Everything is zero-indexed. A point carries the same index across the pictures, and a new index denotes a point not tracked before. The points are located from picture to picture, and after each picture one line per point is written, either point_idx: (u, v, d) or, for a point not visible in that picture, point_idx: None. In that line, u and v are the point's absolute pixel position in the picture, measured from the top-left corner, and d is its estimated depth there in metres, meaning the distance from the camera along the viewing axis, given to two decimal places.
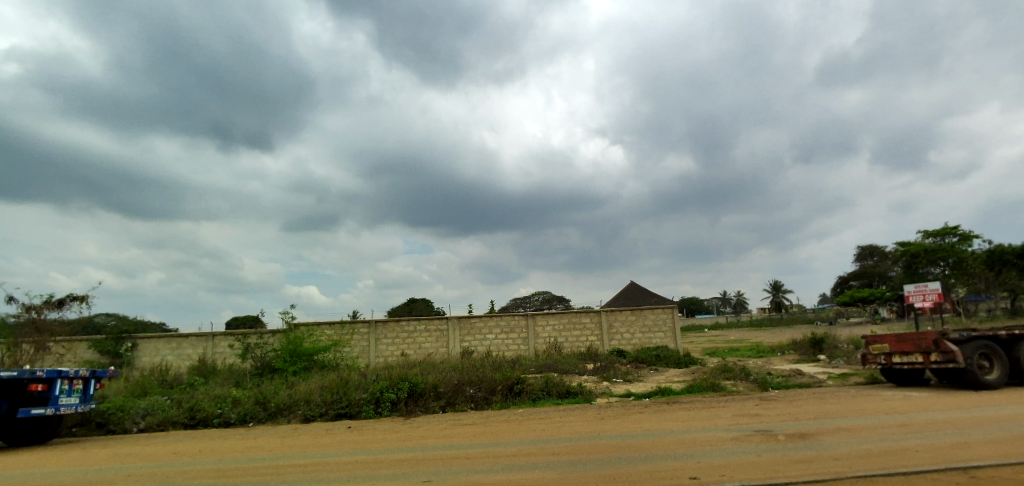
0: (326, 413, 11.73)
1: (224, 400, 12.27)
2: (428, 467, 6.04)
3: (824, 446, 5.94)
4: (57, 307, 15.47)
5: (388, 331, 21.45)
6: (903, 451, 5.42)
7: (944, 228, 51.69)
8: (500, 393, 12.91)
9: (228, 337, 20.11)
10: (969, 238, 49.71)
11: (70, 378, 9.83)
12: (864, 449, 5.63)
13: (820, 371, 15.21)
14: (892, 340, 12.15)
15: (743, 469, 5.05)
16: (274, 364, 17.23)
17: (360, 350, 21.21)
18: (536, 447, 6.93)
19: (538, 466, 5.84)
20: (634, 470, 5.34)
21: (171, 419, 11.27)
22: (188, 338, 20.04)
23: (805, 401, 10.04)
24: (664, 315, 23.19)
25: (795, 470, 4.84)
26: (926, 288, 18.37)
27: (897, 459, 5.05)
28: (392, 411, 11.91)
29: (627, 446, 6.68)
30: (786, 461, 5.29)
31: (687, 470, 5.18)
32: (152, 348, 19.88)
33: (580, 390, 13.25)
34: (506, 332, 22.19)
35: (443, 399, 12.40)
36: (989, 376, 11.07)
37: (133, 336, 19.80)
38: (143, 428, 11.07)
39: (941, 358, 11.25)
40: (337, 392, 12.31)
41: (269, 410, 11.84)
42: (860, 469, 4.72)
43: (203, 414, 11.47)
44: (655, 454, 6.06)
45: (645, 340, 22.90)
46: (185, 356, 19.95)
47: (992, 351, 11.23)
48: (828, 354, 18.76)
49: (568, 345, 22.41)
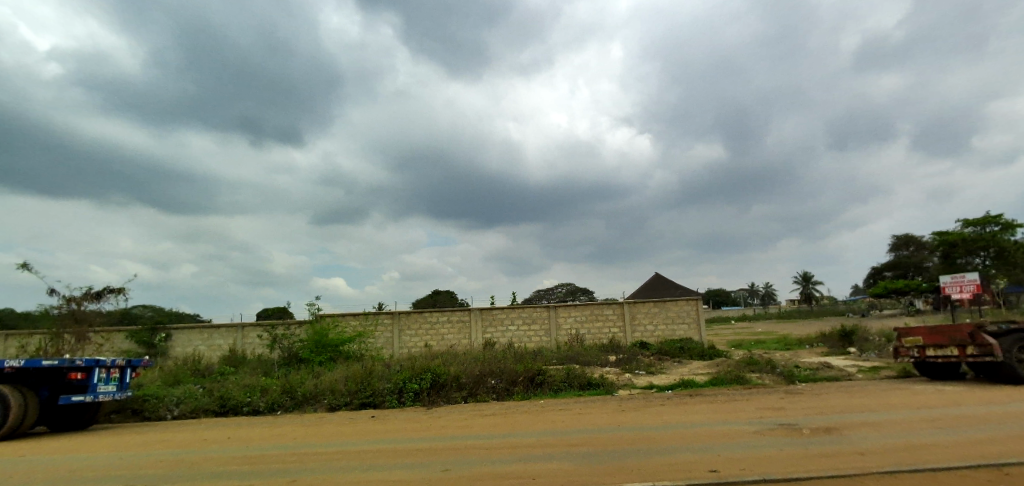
0: (351, 402, 11.97)
1: (253, 389, 12.65)
2: (446, 457, 6.09)
3: (850, 441, 5.76)
4: (95, 299, 16.15)
5: (410, 322, 21.74)
6: (935, 447, 5.25)
7: (985, 216, 49.36)
8: (521, 384, 12.99)
9: (256, 328, 20.70)
10: (1011, 227, 47.37)
11: (107, 367, 10.23)
12: (891, 445, 5.48)
13: (850, 364, 14.76)
14: (925, 332, 11.68)
15: (761, 463, 4.97)
16: (300, 354, 17.68)
17: (384, 341, 21.57)
18: (555, 439, 6.94)
19: (556, 457, 5.86)
20: (651, 463, 5.33)
21: (202, 407, 11.68)
22: (219, 329, 20.72)
23: (833, 395, 9.76)
24: (688, 306, 22.83)
25: (818, 466, 4.74)
26: (964, 278, 17.41)
27: (928, 455, 4.90)
28: (414, 401, 12.08)
29: (646, 438, 6.68)
30: (811, 455, 5.20)
31: (706, 464, 5.12)
32: (185, 339, 20.60)
33: (601, 382, 13.26)
34: (527, 323, 22.24)
35: (464, 390, 12.51)
36: None
37: (167, 327, 20.59)
38: (176, 415, 11.49)
39: (978, 352, 10.76)
40: (361, 381, 12.58)
41: (295, 399, 12.17)
42: (884, 465, 4.59)
43: (232, 403, 11.84)
44: (673, 446, 6.04)
45: (668, 331, 22.62)
46: (216, 347, 20.63)
47: None
48: (858, 347, 18.19)
49: (590, 337, 22.31)
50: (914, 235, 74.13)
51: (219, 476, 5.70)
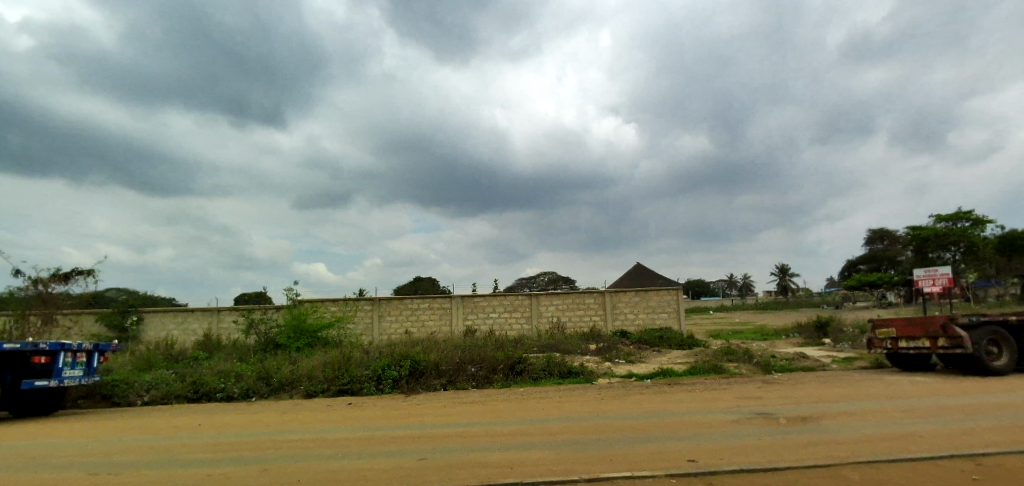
0: (328, 389, 11.78)
1: (227, 375, 12.36)
2: (424, 445, 6.00)
3: (826, 431, 5.81)
4: (62, 281, 15.58)
5: (391, 308, 21.52)
6: (909, 437, 5.31)
7: (956, 212, 50.76)
8: (502, 371, 12.95)
9: (232, 313, 20.28)
10: (982, 224, 48.83)
11: (73, 352, 9.85)
12: (867, 434, 5.54)
13: (825, 354, 15.08)
14: (899, 325, 11.93)
15: (740, 452, 4.97)
16: (278, 340, 17.37)
17: (364, 328, 21.34)
18: (534, 427, 6.88)
19: (536, 445, 5.81)
20: (630, 451, 5.30)
21: (174, 393, 11.37)
22: (194, 313, 20.24)
23: (809, 384, 9.90)
24: (669, 296, 23.04)
25: (797, 455, 4.75)
26: (936, 272, 17.86)
27: (903, 444, 4.95)
28: (393, 388, 11.95)
29: (625, 426, 6.67)
30: (788, 444, 5.22)
31: (685, 453, 5.09)
32: (158, 323, 20.07)
33: (581, 370, 13.29)
34: (508, 311, 22.21)
35: (444, 377, 12.41)
36: (998, 362, 10.84)
37: (139, 310, 20.03)
38: (147, 401, 11.17)
39: (948, 344, 11.04)
40: (339, 368, 12.38)
41: (271, 386, 11.94)
42: (862, 455, 4.61)
43: (206, 389, 11.54)
44: (652, 435, 6.02)
45: (648, 320, 22.82)
46: (191, 331, 20.16)
47: (1001, 337, 10.97)
48: (833, 337, 18.60)
49: (571, 325, 22.40)
50: (889, 229, 75.93)
51: (186, 465, 5.48)
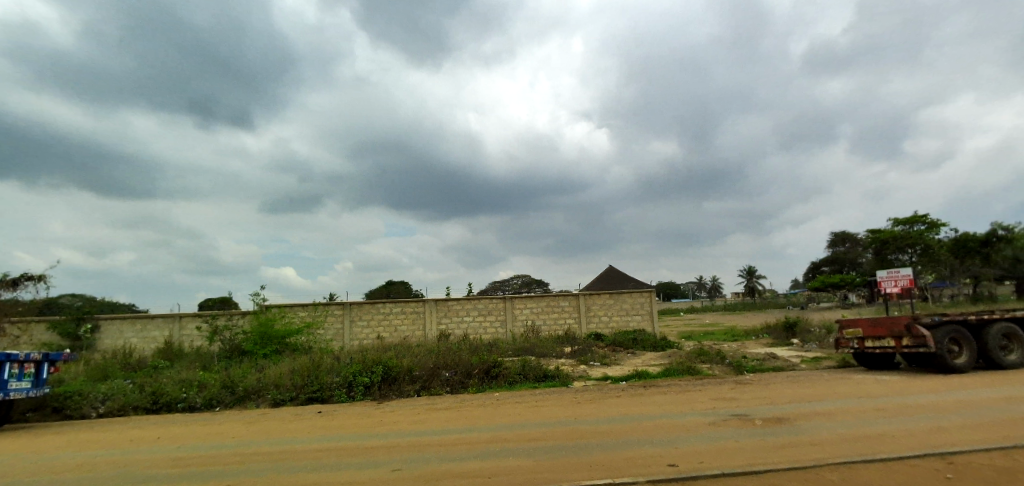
0: (297, 397, 11.36)
1: (189, 385, 11.79)
2: (398, 455, 5.77)
3: (802, 431, 5.86)
4: (10, 287, 14.66)
5: (363, 313, 21.04)
6: (883, 436, 5.40)
7: (912, 216, 53.07)
8: (476, 376, 12.75)
9: (195, 319, 19.47)
10: (936, 227, 51.19)
11: (20, 362, 9.21)
12: (841, 434, 5.61)
13: (794, 354, 15.42)
14: (865, 324, 12.27)
15: (721, 456, 4.94)
16: (243, 346, 16.74)
17: (334, 333, 20.80)
18: (511, 434, 6.74)
19: (514, 453, 5.66)
20: (611, 457, 5.20)
21: (132, 404, 10.76)
22: (154, 320, 19.34)
23: (780, 385, 10.07)
24: (642, 298, 23.25)
25: (776, 457, 4.74)
26: (898, 273, 18.50)
27: (877, 444, 5.01)
28: (365, 395, 11.62)
29: (604, 430, 6.59)
30: (767, 446, 5.22)
31: (666, 457, 5.03)
32: (115, 330, 19.10)
33: (557, 373, 13.21)
34: (483, 314, 22.01)
35: (418, 383, 12.14)
36: (958, 360, 11.25)
37: (95, 318, 19.02)
38: (102, 413, 10.54)
39: (912, 343, 11.41)
40: (308, 375, 11.96)
41: (237, 395, 11.45)
42: (839, 456, 4.64)
43: (166, 399, 10.97)
44: (633, 439, 5.95)
45: (622, 322, 22.97)
46: (151, 339, 19.25)
47: (961, 336, 11.39)
48: (801, 338, 19.07)
49: (545, 328, 22.35)
50: (850, 232, 78.85)
51: (140, 482, 5.11)
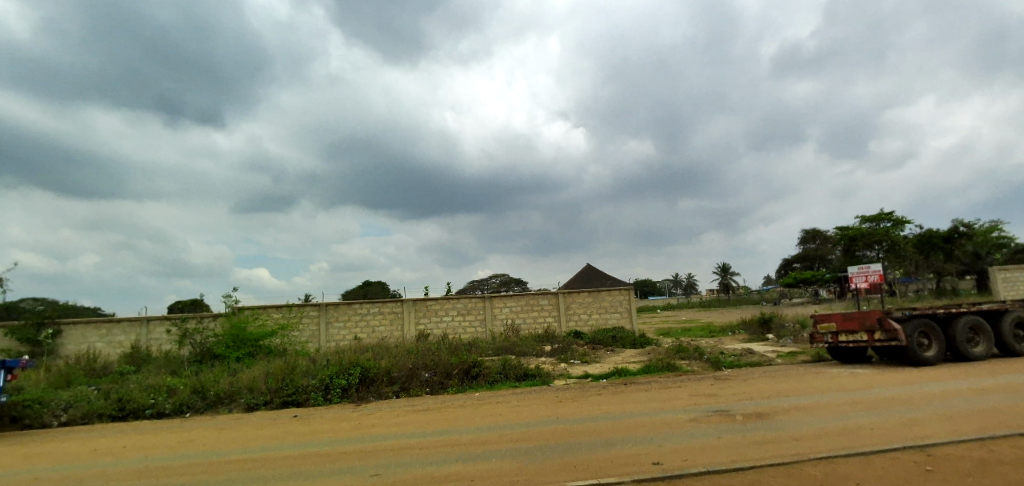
0: (271, 401, 11.02)
1: (158, 390, 11.34)
2: (378, 460, 5.61)
3: (782, 426, 5.92)
4: None
5: (339, 314, 20.64)
6: (861, 430, 5.48)
7: (879, 214, 54.85)
8: (457, 376, 12.60)
9: (164, 322, 18.80)
10: (901, 224, 53.02)
11: None
12: (821, 428, 5.68)
13: (770, 349, 15.72)
14: (838, 319, 12.57)
15: (705, 452, 4.94)
16: (215, 350, 16.22)
17: (310, 335, 20.34)
18: (493, 435, 6.63)
19: (497, 454, 5.55)
20: (596, 456, 5.14)
21: (97, 412, 10.28)
22: (120, 323, 18.60)
23: (758, 380, 10.21)
24: (620, 296, 23.42)
25: (759, 453, 4.76)
26: (868, 269, 19.03)
27: (856, 438, 5.08)
28: (342, 397, 11.36)
29: (588, 430, 6.54)
30: (749, 442, 5.24)
31: (650, 455, 5.00)
32: (78, 335, 18.30)
33: (538, 372, 13.16)
34: (462, 314, 21.84)
35: (396, 384, 11.94)
36: (928, 353, 11.61)
37: (56, 322, 18.18)
38: (64, 422, 10.04)
39: (884, 336, 11.72)
40: (283, 378, 11.64)
41: (208, 400, 11.05)
42: (821, 450, 4.68)
43: (133, 406, 10.51)
44: (617, 438, 5.91)
45: (601, 320, 23.08)
46: (116, 343, 18.50)
47: (930, 329, 11.76)
48: (776, 333, 19.46)
49: (525, 327, 22.31)
50: (820, 230, 81.11)
51: None
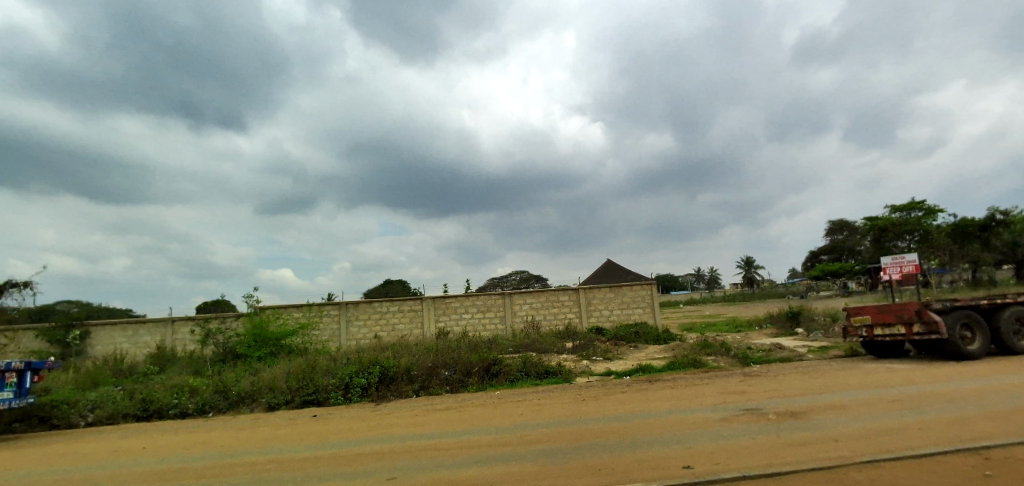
0: (292, 401, 11.02)
1: (181, 390, 11.44)
2: (394, 462, 5.45)
3: (818, 426, 5.57)
4: None
5: (359, 312, 20.71)
6: (906, 430, 5.09)
7: (910, 203, 52.97)
8: (477, 374, 12.45)
9: (188, 323, 19.10)
10: (934, 212, 51.17)
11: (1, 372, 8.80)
12: (861, 428, 5.31)
13: (800, 344, 15.17)
14: (873, 312, 12.01)
15: (737, 455, 4.63)
16: (237, 350, 16.40)
17: (331, 333, 20.46)
18: (514, 435, 6.43)
19: (517, 457, 5.34)
20: (620, 459, 4.87)
21: (122, 412, 10.40)
22: (146, 324, 18.96)
23: (789, 376, 9.78)
24: (642, 291, 22.98)
25: (796, 456, 4.43)
26: (903, 259, 18.22)
27: (902, 439, 4.71)
28: (362, 396, 11.30)
29: (611, 430, 6.28)
30: (784, 444, 4.91)
31: (678, 458, 4.72)
32: (106, 336, 18.71)
33: (559, 370, 12.91)
34: (482, 311, 21.70)
35: (416, 383, 11.82)
36: (971, 346, 10.99)
37: (84, 324, 18.61)
38: (91, 422, 10.18)
39: (923, 329, 11.15)
40: (304, 377, 11.64)
41: (230, 399, 11.11)
42: (864, 453, 4.33)
43: (157, 406, 10.61)
44: (642, 439, 5.63)
45: (623, 316, 22.69)
46: (143, 344, 18.87)
47: (973, 321, 11.14)
48: (805, 327, 18.82)
49: (546, 323, 22.07)
50: (848, 220, 78.85)
51: None
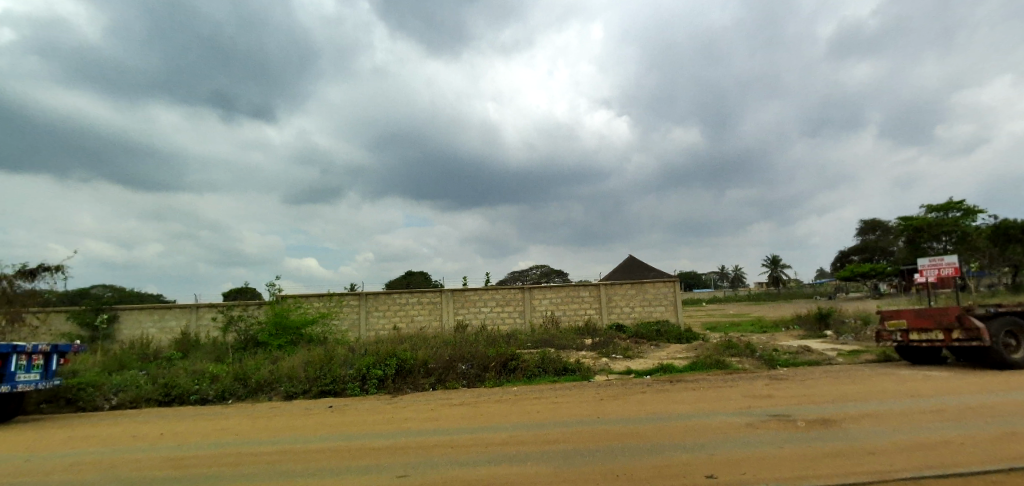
0: (309, 390, 11.07)
1: (202, 377, 11.60)
2: (404, 458, 5.33)
3: (852, 437, 5.23)
4: (29, 278, 14.70)
5: (379, 303, 20.81)
6: (950, 445, 4.73)
7: (947, 203, 50.85)
8: (494, 369, 12.32)
9: (212, 309, 19.48)
10: (973, 213, 49.04)
11: (29, 354, 9.01)
12: (900, 441, 4.96)
13: (829, 347, 14.61)
14: (910, 316, 11.44)
15: (765, 466, 4.35)
16: (259, 337, 16.63)
17: (350, 323, 20.61)
18: (529, 434, 6.26)
19: (531, 457, 5.16)
20: (639, 465, 4.65)
21: (144, 396, 10.58)
22: (172, 310, 19.40)
23: (818, 381, 9.36)
24: (665, 288, 22.53)
25: (828, 470, 4.14)
26: (942, 262, 17.36)
27: (946, 455, 4.37)
28: (379, 388, 11.29)
29: (629, 433, 6.04)
30: (816, 455, 4.61)
31: (700, 466, 4.48)
32: (134, 320, 19.21)
33: (578, 367, 12.69)
34: (500, 305, 21.58)
35: (433, 376, 11.75)
36: (1016, 355, 10.37)
37: (113, 308, 19.13)
38: (115, 405, 10.39)
39: (964, 336, 10.56)
40: (321, 367, 11.68)
41: (249, 387, 11.22)
42: (904, 469, 4.02)
43: (178, 391, 10.78)
44: (663, 444, 5.39)
45: (645, 313, 22.29)
46: (168, 329, 19.32)
47: (1019, 328, 10.50)
48: (835, 330, 18.15)
49: (565, 319, 21.83)
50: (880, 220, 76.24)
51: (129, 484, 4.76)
